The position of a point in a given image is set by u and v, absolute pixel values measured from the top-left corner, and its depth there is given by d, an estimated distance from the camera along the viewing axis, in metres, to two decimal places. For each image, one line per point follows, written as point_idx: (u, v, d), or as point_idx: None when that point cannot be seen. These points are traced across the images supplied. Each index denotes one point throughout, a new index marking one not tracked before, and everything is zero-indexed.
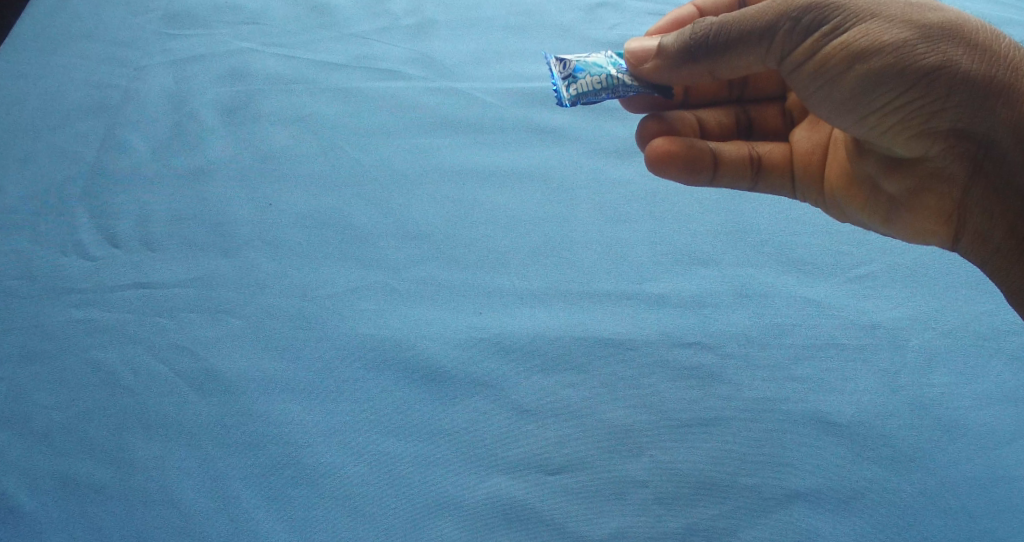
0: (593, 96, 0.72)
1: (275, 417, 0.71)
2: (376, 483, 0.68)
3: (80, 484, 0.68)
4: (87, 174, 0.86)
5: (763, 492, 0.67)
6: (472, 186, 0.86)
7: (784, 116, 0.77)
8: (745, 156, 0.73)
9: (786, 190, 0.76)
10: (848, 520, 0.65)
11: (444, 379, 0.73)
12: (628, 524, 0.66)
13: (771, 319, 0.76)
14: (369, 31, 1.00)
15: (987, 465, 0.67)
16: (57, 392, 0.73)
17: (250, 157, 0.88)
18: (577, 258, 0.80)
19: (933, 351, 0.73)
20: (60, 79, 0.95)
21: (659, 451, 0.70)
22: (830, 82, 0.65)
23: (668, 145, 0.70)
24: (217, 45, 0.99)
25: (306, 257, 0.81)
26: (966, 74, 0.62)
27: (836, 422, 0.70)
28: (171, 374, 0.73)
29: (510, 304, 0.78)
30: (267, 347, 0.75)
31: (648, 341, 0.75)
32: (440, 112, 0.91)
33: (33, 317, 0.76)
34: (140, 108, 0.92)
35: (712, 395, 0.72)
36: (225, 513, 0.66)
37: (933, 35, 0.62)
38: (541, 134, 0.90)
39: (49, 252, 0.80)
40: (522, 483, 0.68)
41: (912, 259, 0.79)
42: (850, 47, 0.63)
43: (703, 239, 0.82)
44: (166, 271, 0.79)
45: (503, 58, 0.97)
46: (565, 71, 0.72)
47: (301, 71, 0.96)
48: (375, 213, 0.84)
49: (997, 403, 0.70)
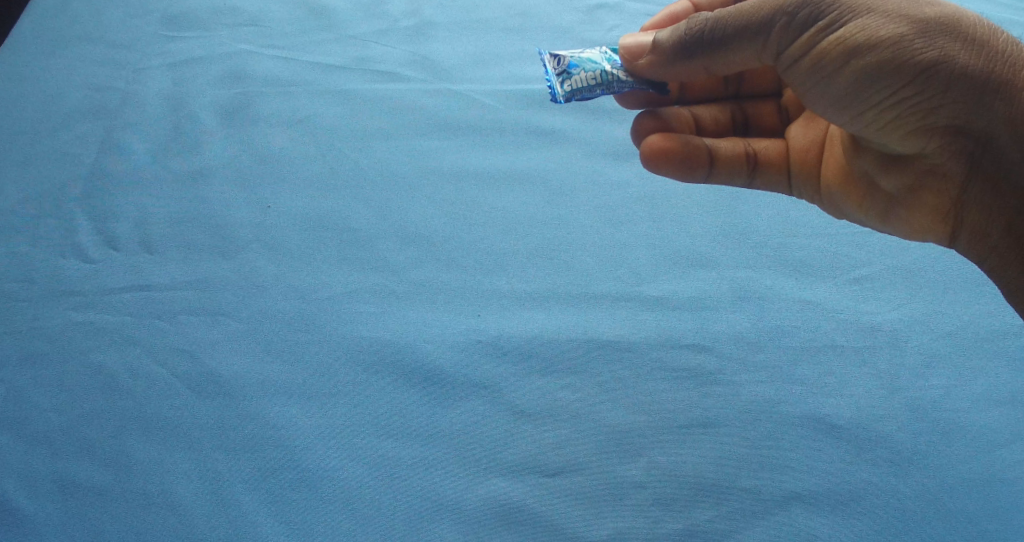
0: (588, 93, 0.67)
1: (275, 417, 0.71)
2: (372, 481, 0.68)
3: (78, 487, 0.68)
4: (100, 184, 0.88)
5: (763, 494, 0.66)
6: (471, 187, 0.87)
7: (781, 113, 0.76)
8: (741, 153, 0.72)
9: (783, 187, 0.75)
10: (848, 522, 0.64)
11: (443, 381, 0.73)
12: (627, 527, 0.65)
13: (769, 321, 0.76)
14: (369, 33, 1.03)
15: (986, 466, 0.67)
16: (57, 395, 0.73)
17: (250, 159, 0.90)
18: (574, 260, 0.80)
19: (932, 353, 0.73)
20: (74, 91, 0.97)
21: (662, 457, 0.68)
22: (827, 79, 0.61)
23: (665, 142, 0.68)
24: (217, 47, 1.02)
25: (303, 255, 0.82)
26: (965, 70, 0.59)
27: (836, 424, 0.69)
28: (168, 376, 0.74)
29: (506, 306, 0.77)
30: (263, 345, 0.75)
31: (642, 342, 0.74)
32: (440, 113, 0.93)
33: (34, 320, 0.77)
34: (151, 118, 0.94)
35: (709, 397, 0.71)
36: (223, 511, 0.66)
37: (931, 30, 0.59)
38: (539, 136, 0.91)
39: (59, 258, 0.81)
40: (520, 486, 0.67)
41: (911, 262, 0.80)
42: (846, 44, 0.60)
43: (703, 242, 0.82)
44: (166, 274, 0.80)
45: (500, 60, 0.99)
46: (559, 67, 0.67)
47: (299, 72, 0.98)
48: (375, 216, 0.85)
49: (996, 405, 0.70)
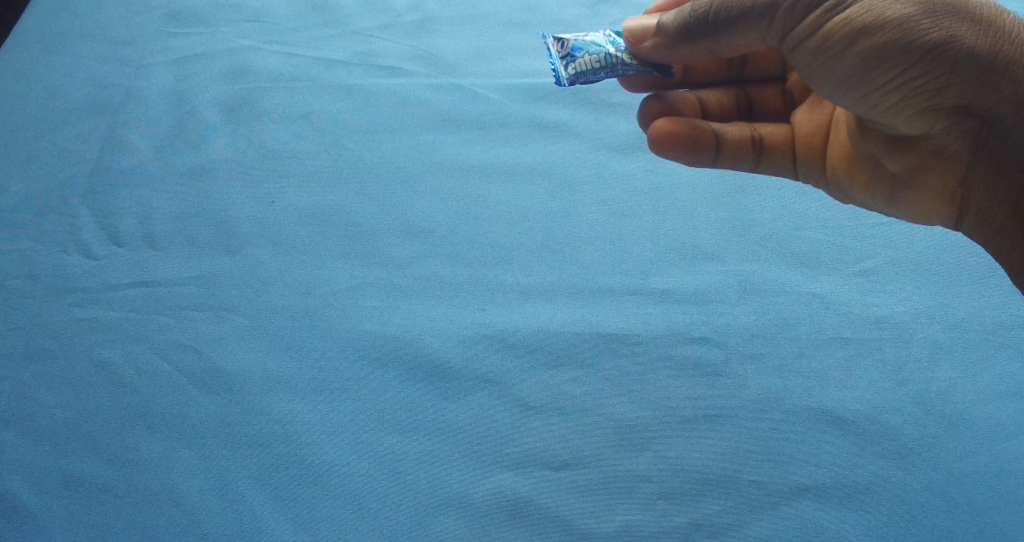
0: (592, 76, 0.66)
1: (280, 412, 0.71)
2: (375, 477, 0.67)
3: (83, 482, 0.68)
4: (104, 181, 0.88)
5: (771, 488, 0.65)
6: (474, 182, 0.87)
7: (785, 97, 0.76)
8: (747, 137, 0.71)
9: (787, 172, 0.74)
10: (858, 516, 0.64)
11: (447, 376, 0.72)
12: (633, 521, 0.64)
13: (775, 313, 0.75)
14: (371, 29, 1.03)
15: (994, 458, 0.66)
16: (61, 392, 0.73)
17: (252, 155, 0.90)
18: (579, 254, 0.80)
19: (938, 344, 0.72)
20: (75, 88, 0.97)
21: (669, 451, 0.67)
22: (833, 60, 0.61)
23: (671, 126, 0.68)
24: (218, 44, 1.02)
25: (306, 251, 0.81)
26: (971, 51, 0.59)
27: (844, 417, 0.68)
28: (172, 372, 0.73)
29: (512, 300, 0.77)
30: (266, 341, 0.75)
31: (647, 335, 0.74)
32: (443, 109, 0.93)
33: (37, 317, 0.77)
34: (153, 115, 0.94)
35: (715, 390, 0.71)
36: (226, 508, 0.66)
37: (937, 10, 0.59)
38: (542, 130, 0.91)
39: (63, 255, 0.81)
40: (527, 481, 0.66)
41: (917, 252, 0.79)
42: (852, 24, 0.59)
43: (708, 235, 0.81)
44: (169, 270, 0.80)
45: (503, 55, 0.99)
46: (563, 51, 0.66)
47: (302, 67, 0.98)
48: (378, 212, 0.84)
49: (1004, 396, 0.69)
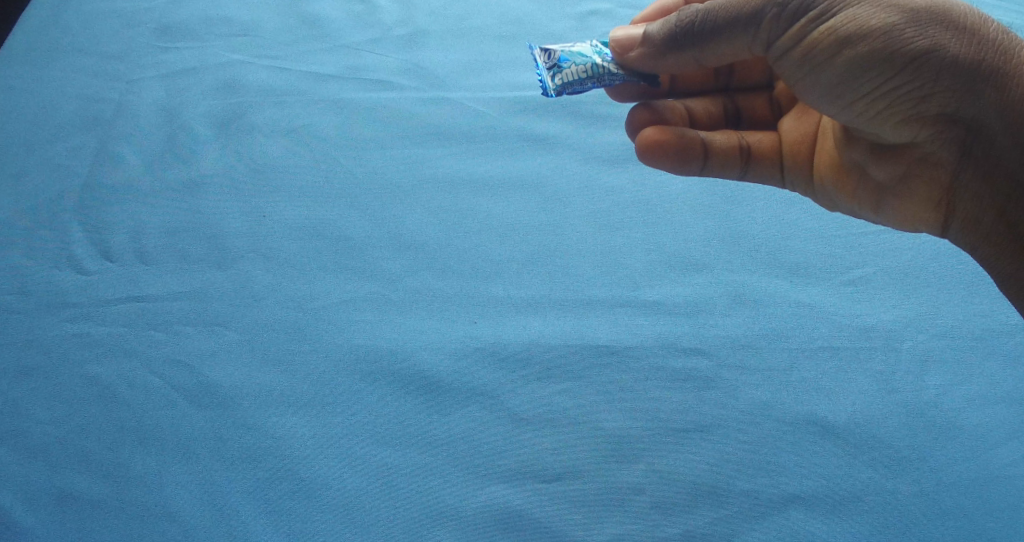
0: (579, 86, 0.66)
1: (269, 427, 0.70)
2: (367, 489, 0.67)
3: (77, 499, 0.67)
4: (96, 196, 0.88)
5: (763, 496, 0.65)
6: (465, 196, 0.87)
7: (772, 105, 0.76)
8: (735, 145, 0.72)
9: (775, 181, 0.75)
10: (853, 524, 0.63)
11: (439, 388, 0.72)
12: (627, 531, 0.64)
13: (765, 323, 0.75)
14: (361, 42, 1.03)
15: (983, 464, 0.66)
16: (54, 408, 0.72)
17: (243, 168, 0.90)
18: (570, 266, 0.80)
19: (927, 352, 0.72)
20: (67, 103, 0.97)
21: (661, 461, 0.67)
22: (819, 69, 0.62)
23: (660, 135, 0.68)
24: (209, 57, 1.02)
25: (296, 266, 0.81)
26: (955, 59, 0.59)
27: (835, 426, 0.68)
28: (165, 387, 0.73)
29: (503, 313, 0.77)
30: (256, 356, 0.75)
31: (639, 346, 0.74)
32: (433, 121, 0.93)
33: (30, 333, 0.77)
34: (145, 130, 0.94)
35: (707, 400, 0.70)
36: (219, 523, 0.65)
37: (922, 19, 0.60)
38: (532, 142, 0.91)
39: (55, 270, 0.81)
40: (520, 493, 0.66)
41: (905, 262, 0.79)
42: (837, 34, 0.60)
43: (699, 246, 0.81)
44: (160, 285, 0.80)
45: (493, 67, 1.00)
46: (549, 62, 0.66)
47: (292, 81, 0.99)
48: (369, 225, 0.84)
49: (993, 403, 0.69)
